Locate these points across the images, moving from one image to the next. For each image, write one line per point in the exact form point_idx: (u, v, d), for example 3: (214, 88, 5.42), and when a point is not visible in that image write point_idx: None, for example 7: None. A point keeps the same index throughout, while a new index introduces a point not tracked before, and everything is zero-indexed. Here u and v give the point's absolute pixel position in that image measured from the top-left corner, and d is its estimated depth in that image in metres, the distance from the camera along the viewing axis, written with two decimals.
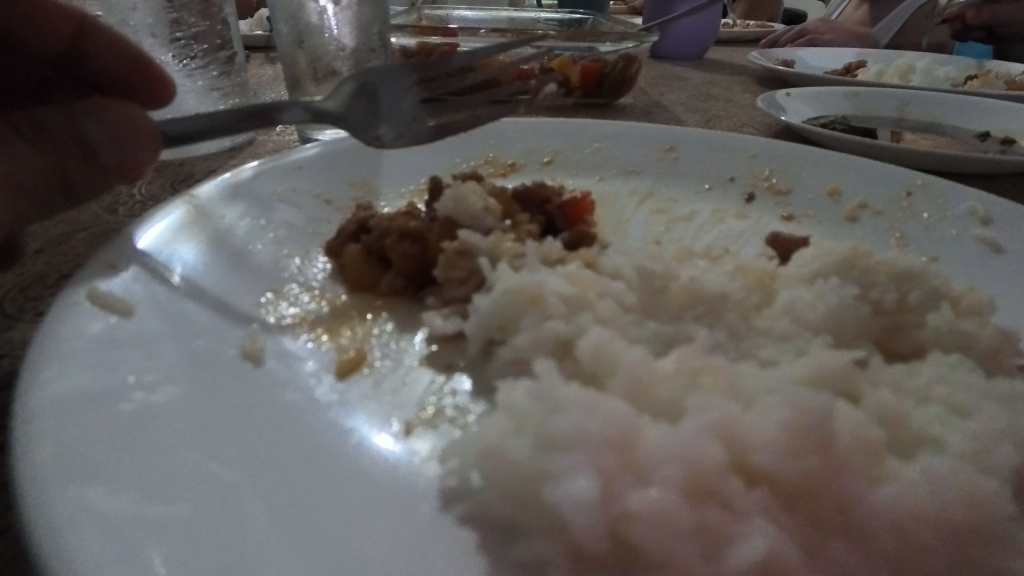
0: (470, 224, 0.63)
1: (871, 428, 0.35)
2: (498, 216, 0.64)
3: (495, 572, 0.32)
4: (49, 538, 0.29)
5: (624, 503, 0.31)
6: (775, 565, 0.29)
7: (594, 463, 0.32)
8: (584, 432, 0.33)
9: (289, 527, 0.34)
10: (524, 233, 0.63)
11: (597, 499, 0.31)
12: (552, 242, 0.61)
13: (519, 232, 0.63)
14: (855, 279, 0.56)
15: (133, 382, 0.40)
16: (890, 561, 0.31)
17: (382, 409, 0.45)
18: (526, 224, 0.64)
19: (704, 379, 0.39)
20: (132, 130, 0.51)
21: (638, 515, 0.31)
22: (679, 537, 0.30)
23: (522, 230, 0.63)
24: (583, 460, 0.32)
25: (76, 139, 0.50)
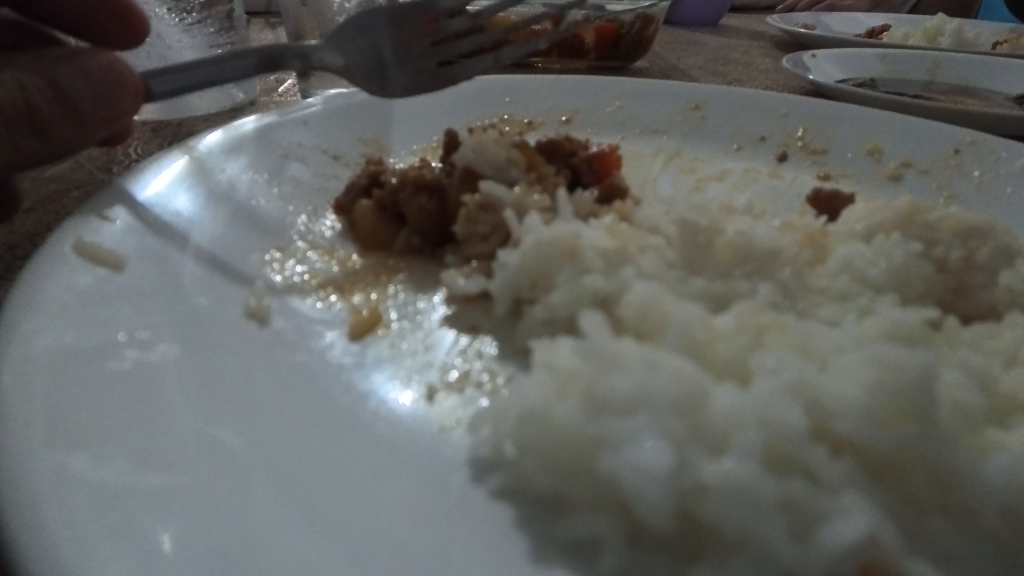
0: (492, 176, 0.58)
1: (968, 392, 0.31)
2: (522, 167, 0.58)
3: (541, 554, 0.28)
4: (24, 510, 0.25)
5: (692, 474, 0.27)
6: (875, 549, 0.25)
7: (656, 428, 0.28)
8: (644, 392, 0.29)
9: (302, 500, 0.30)
10: (551, 187, 0.58)
11: (662, 472, 0.27)
12: (581, 197, 0.56)
13: (546, 185, 0.58)
14: (915, 235, 0.51)
15: (125, 339, 0.36)
16: (1000, 544, 0.27)
17: (402, 373, 0.41)
18: (553, 175, 0.59)
19: (769, 340, 0.35)
20: (115, 80, 0.46)
21: (708, 488, 0.27)
22: (760, 514, 0.26)
23: (550, 183, 0.58)
24: (643, 425, 0.28)
25: (51, 84, 0.43)
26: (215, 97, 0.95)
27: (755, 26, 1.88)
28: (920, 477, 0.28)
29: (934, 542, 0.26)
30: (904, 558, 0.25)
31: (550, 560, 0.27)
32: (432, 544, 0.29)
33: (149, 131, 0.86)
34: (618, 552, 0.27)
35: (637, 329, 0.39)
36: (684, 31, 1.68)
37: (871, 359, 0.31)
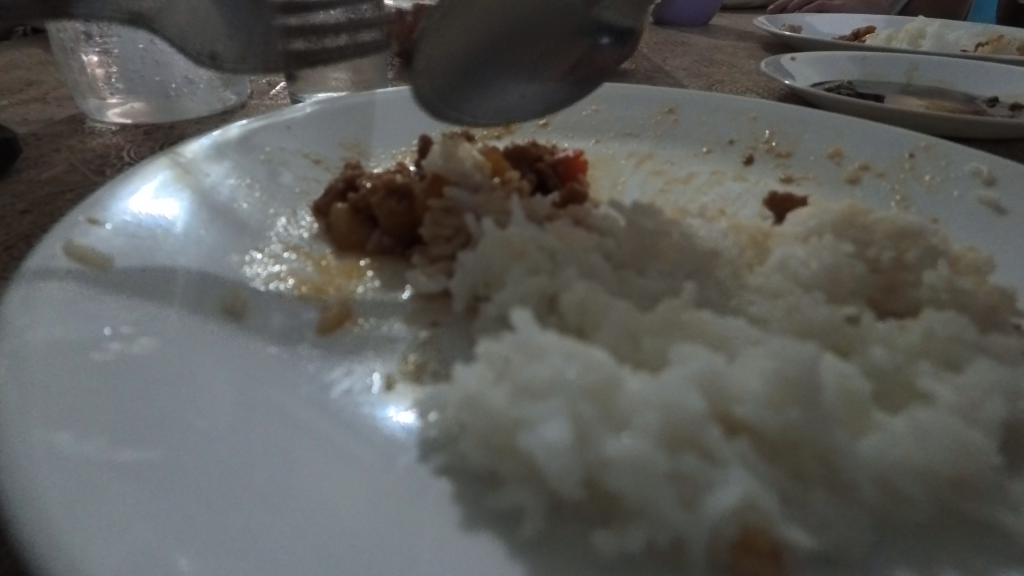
0: (458, 181, 0.61)
1: (857, 381, 0.35)
2: (487, 173, 0.63)
3: (470, 521, 0.31)
4: (18, 479, 0.29)
5: (600, 451, 0.31)
6: (750, 514, 0.29)
7: (572, 411, 0.33)
8: (562, 380, 0.34)
9: (266, 473, 0.34)
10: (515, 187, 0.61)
11: (573, 447, 0.31)
12: (542, 201, 0.60)
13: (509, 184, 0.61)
14: (851, 237, 0.55)
15: (109, 333, 0.40)
16: (872, 513, 0.31)
17: (364, 364, 0.45)
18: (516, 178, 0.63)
19: (690, 334, 0.38)
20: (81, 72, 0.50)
21: (614, 462, 0.31)
22: (656, 485, 0.30)
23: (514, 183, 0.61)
24: (561, 407, 0.33)
25: None
26: (206, 100, 0.98)
27: (744, 27, 1.90)
28: (805, 455, 0.32)
29: (811, 510, 0.30)
30: (778, 522, 0.29)
31: (478, 527, 0.31)
32: (378, 512, 0.32)
33: (142, 133, 0.90)
34: (536, 518, 0.31)
35: (577, 324, 0.43)
36: (672, 33, 1.71)
37: (771, 351, 0.35)
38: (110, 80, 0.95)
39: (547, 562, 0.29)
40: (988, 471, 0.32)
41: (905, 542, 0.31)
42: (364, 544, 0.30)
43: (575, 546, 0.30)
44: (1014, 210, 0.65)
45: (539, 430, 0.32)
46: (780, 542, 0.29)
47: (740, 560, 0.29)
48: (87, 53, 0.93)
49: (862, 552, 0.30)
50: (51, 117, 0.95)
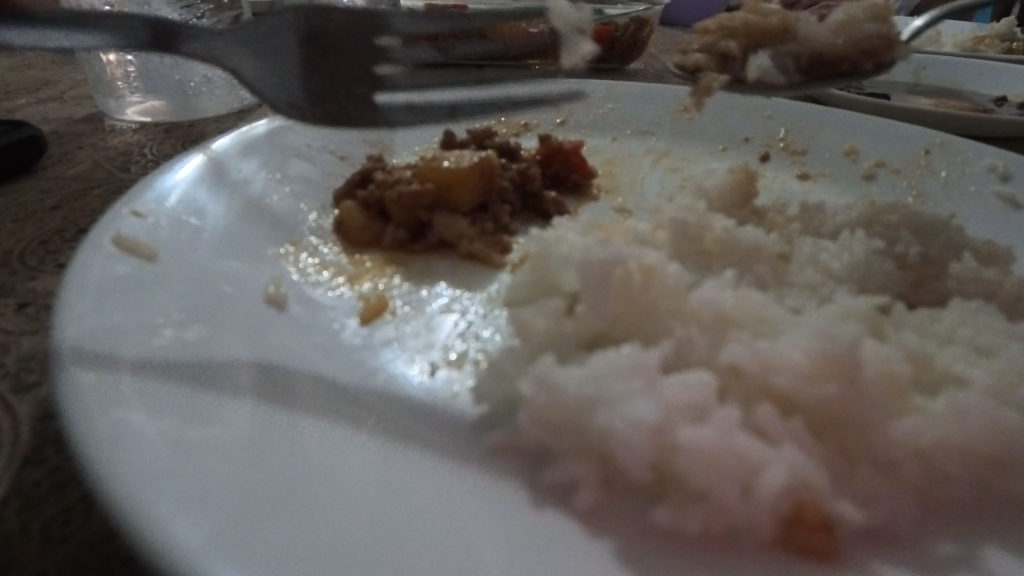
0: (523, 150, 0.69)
1: (896, 363, 0.36)
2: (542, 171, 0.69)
3: (529, 496, 0.33)
4: (92, 455, 0.30)
5: (672, 436, 0.33)
6: (802, 489, 0.31)
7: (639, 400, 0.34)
8: (622, 368, 0.36)
9: (328, 455, 0.35)
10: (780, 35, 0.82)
11: (640, 436, 0.33)
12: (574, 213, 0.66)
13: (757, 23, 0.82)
14: (876, 233, 0.56)
15: (162, 321, 0.41)
16: (916, 489, 0.33)
17: (406, 352, 0.46)
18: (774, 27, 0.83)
19: (730, 320, 0.40)
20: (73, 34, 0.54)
21: (685, 449, 0.32)
22: (716, 468, 0.32)
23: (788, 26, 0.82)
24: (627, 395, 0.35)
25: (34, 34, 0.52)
26: (225, 99, 0.98)
27: (750, 27, 1.89)
28: (845, 431, 0.34)
29: (861, 487, 0.32)
30: (829, 498, 0.31)
31: (537, 503, 0.32)
32: (435, 490, 0.33)
33: (164, 132, 0.90)
34: (593, 494, 0.32)
35: None
36: (679, 33, 1.70)
37: (815, 332, 0.37)
38: (129, 81, 0.96)
39: (608, 538, 0.30)
40: None
41: (950, 519, 0.32)
42: (427, 520, 0.31)
43: (633, 524, 0.31)
44: None
45: (610, 421, 0.34)
46: (833, 517, 0.31)
47: (793, 534, 0.30)
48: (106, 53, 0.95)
49: (910, 529, 0.31)
50: (71, 116, 0.95)
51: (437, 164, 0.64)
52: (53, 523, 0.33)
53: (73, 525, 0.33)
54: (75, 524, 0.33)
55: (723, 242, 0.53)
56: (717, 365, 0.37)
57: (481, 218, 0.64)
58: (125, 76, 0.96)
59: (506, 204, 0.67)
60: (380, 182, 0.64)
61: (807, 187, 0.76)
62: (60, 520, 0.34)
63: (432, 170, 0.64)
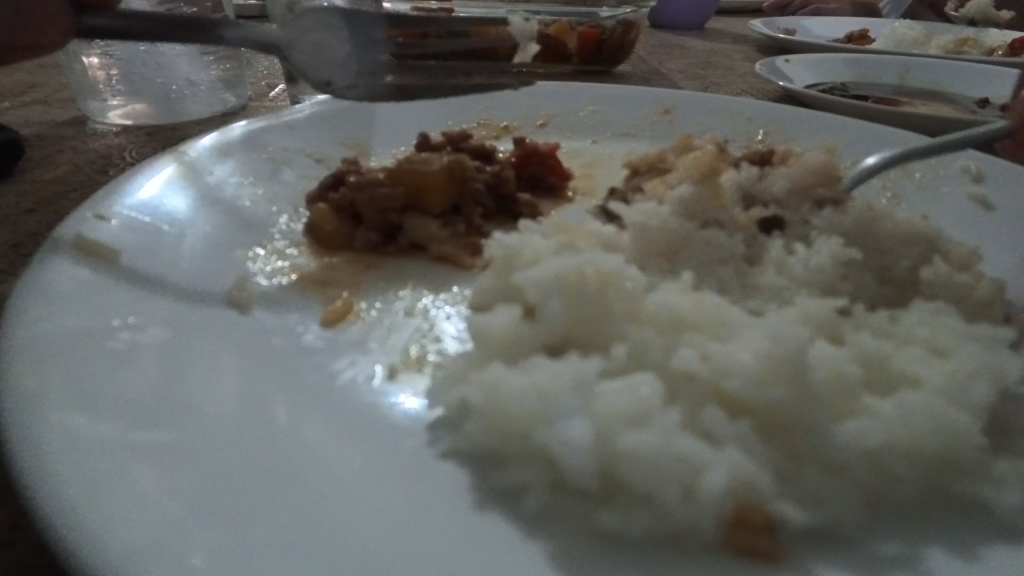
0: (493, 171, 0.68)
1: (847, 365, 0.36)
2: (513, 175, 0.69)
3: (478, 499, 0.33)
4: (38, 460, 0.30)
5: (615, 444, 0.33)
6: (745, 491, 0.31)
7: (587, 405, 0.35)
8: (573, 373, 0.36)
9: (280, 460, 0.35)
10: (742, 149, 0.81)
11: (586, 438, 0.33)
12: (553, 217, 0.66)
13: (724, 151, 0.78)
14: (845, 237, 0.55)
15: (121, 323, 0.41)
16: (861, 489, 0.33)
17: (369, 355, 0.46)
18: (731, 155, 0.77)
19: (687, 321, 0.40)
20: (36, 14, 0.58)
21: (628, 454, 0.32)
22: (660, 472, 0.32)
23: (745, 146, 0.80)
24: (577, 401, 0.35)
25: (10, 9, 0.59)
26: (208, 102, 0.98)
27: (740, 30, 1.90)
28: (792, 433, 0.34)
29: (805, 489, 0.32)
30: (772, 499, 0.31)
31: (486, 506, 0.33)
32: (385, 496, 0.33)
33: (144, 135, 0.90)
34: (539, 497, 0.32)
35: None
36: (670, 36, 1.71)
37: (767, 333, 0.37)
38: (111, 83, 0.96)
39: (552, 539, 0.31)
40: (975, 450, 0.34)
41: (895, 519, 0.32)
42: (373, 525, 0.31)
43: (579, 527, 0.31)
44: (1003, 207, 0.66)
45: (560, 427, 0.34)
46: (776, 518, 0.31)
47: (735, 536, 0.30)
48: (88, 55, 0.93)
49: (854, 530, 0.31)
50: (52, 119, 0.95)
51: (410, 167, 0.64)
52: (2, 526, 0.34)
53: (21, 528, 0.33)
54: (23, 527, 0.33)
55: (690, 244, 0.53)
56: (668, 369, 0.37)
57: (453, 221, 0.64)
58: (107, 78, 0.96)
59: (480, 207, 0.67)
60: (352, 185, 0.64)
61: None
62: (9, 523, 0.34)
63: (405, 173, 0.64)
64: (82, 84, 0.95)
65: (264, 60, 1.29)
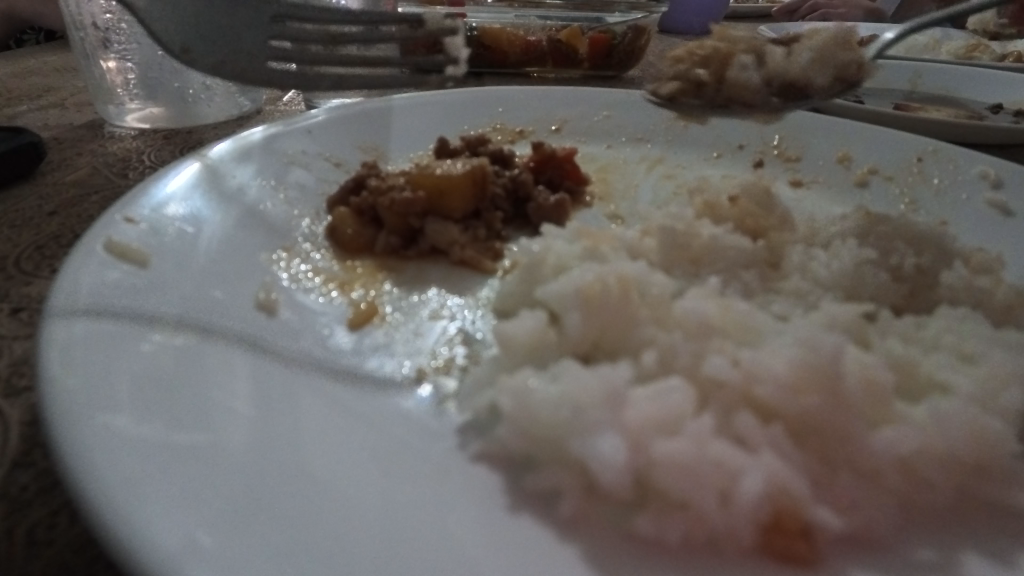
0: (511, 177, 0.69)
1: (878, 371, 0.36)
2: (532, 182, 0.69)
3: (512, 502, 0.33)
4: (79, 460, 0.31)
5: (648, 452, 0.33)
6: (779, 496, 0.31)
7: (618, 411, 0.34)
8: (603, 378, 0.36)
9: (312, 463, 0.35)
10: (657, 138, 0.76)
11: (620, 443, 0.33)
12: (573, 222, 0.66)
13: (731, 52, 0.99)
14: (871, 245, 0.54)
15: (152, 325, 0.42)
16: (896, 495, 0.33)
17: (394, 357, 0.46)
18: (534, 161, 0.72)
19: (716, 326, 0.40)
20: None
21: (661, 461, 0.32)
22: (695, 479, 0.32)
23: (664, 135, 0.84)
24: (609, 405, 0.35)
25: None
26: (223, 105, 0.99)
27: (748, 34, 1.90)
28: (825, 439, 0.34)
29: (840, 494, 0.32)
30: (808, 504, 0.31)
31: (521, 508, 0.33)
32: (421, 499, 0.33)
33: (162, 139, 0.91)
34: (574, 499, 0.32)
35: None
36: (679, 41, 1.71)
37: (797, 340, 0.37)
38: (129, 87, 0.97)
39: (586, 541, 0.31)
40: (1008, 457, 0.34)
41: (931, 525, 0.32)
42: (409, 528, 0.31)
43: (615, 531, 0.31)
44: (1022, 213, 0.66)
45: (592, 433, 0.34)
46: (813, 523, 0.31)
47: (772, 540, 0.30)
48: (106, 60, 0.95)
49: (891, 535, 0.31)
50: (71, 122, 0.96)
51: (430, 172, 0.64)
52: (40, 525, 0.34)
53: (58, 528, 0.34)
54: (60, 527, 0.34)
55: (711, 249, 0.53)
56: (698, 375, 0.37)
57: (473, 225, 0.64)
58: (125, 83, 0.97)
59: (499, 211, 0.67)
60: (373, 189, 0.64)
61: (799, 194, 0.75)
62: (47, 523, 0.34)
63: (426, 178, 0.64)
64: (101, 88, 0.96)
65: None
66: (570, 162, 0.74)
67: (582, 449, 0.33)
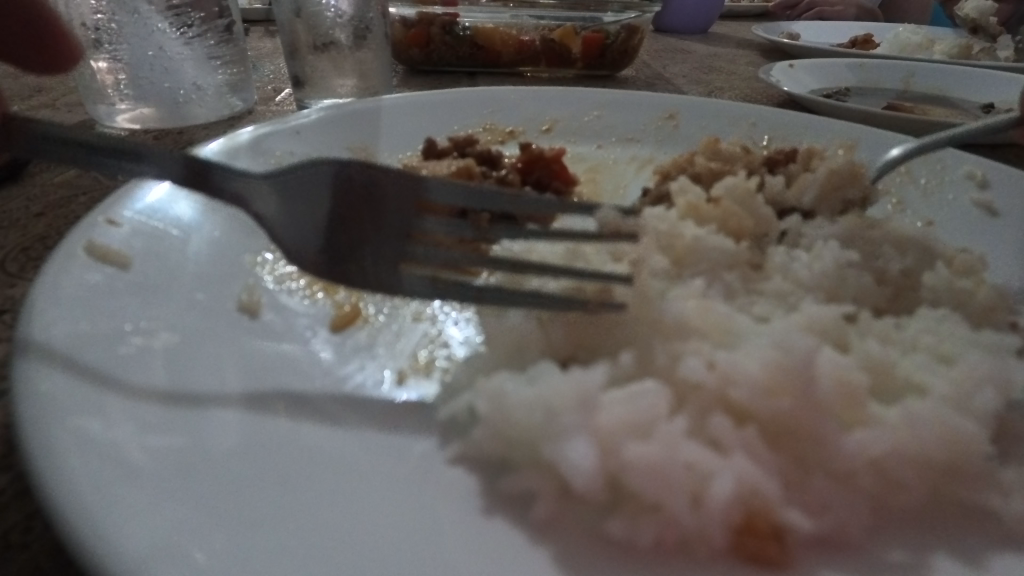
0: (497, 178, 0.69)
1: (853, 372, 0.36)
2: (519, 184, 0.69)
3: (487, 505, 0.33)
4: (49, 465, 0.31)
5: (621, 456, 0.33)
6: (750, 498, 0.31)
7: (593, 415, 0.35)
8: (579, 381, 0.36)
9: (287, 465, 0.35)
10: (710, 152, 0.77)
11: (593, 446, 0.33)
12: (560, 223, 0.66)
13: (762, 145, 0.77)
14: (854, 246, 0.54)
15: (131, 328, 0.42)
16: (867, 496, 0.33)
17: (376, 360, 0.46)
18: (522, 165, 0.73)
19: (695, 327, 0.40)
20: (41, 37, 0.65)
21: (633, 465, 0.32)
22: (666, 482, 0.32)
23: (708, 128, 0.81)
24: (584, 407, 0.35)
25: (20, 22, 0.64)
26: (214, 106, 0.99)
27: (742, 34, 1.90)
28: (798, 440, 0.34)
29: (812, 495, 0.32)
30: (779, 506, 0.31)
31: (495, 511, 0.33)
32: (395, 503, 0.33)
33: (151, 139, 0.91)
34: (547, 502, 0.32)
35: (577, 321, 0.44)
36: (673, 40, 1.71)
37: (773, 341, 0.37)
38: (118, 87, 0.96)
39: (558, 544, 0.31)
40: (981, 458, 0.34)
41: (902, 526, 0.32)
42: (381, 532, 0.31)
43: (587, 535, 0.31)
44: (1008, 214, 0.66)
45: (567, 437, 0.34)
46: (783, 525, 0.31)
47: (742, 542, 0.31)
48: (97, 60, 0.95)
49: (861, 537, 0.31)
50: (61, 122, 0.96)
51: (417, 173, 0.64)
52: (15, 529, 0.34)
53: (33, 532, 0.34)
54: (35, 530, 0.34)
55: (695, 249, 0.53)
56: (675, 377, 0.37)
57: (460, 226, 0.64)
58: (116, 83, 0.97)
59: (486, 211, 0.67)
60: None
61: (787, 193, 0.75)
62: (22, 525, 0.34)
63: (412, 180, 0.64)
64: (91, 89, 0.96)
65: (269, 65, 1.30)
66: (558, 164, 0.74)
67: (556, 452, 0.33)
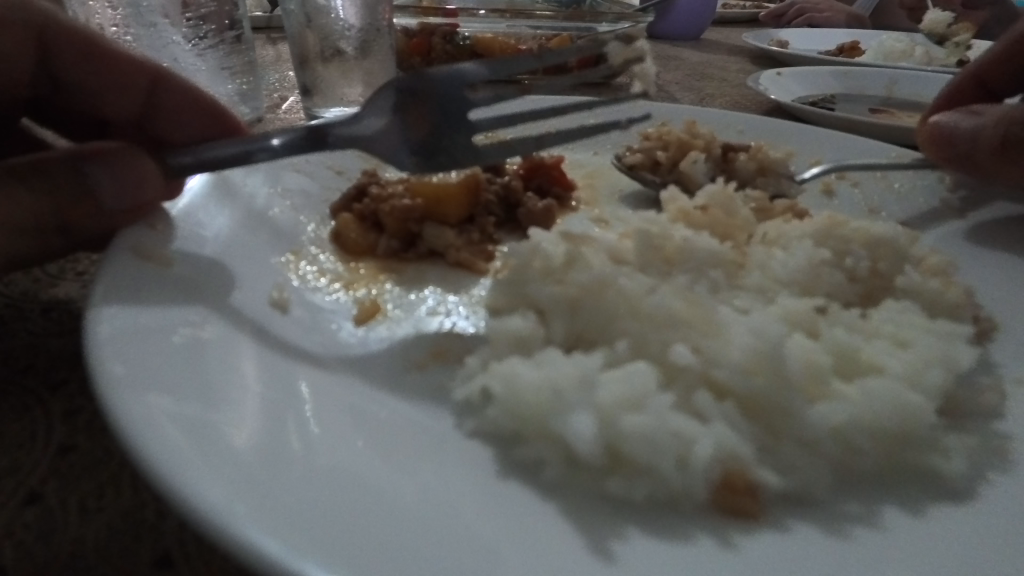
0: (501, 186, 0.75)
1: (818, 355, 0.42)
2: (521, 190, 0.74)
3: (501, 469, 0.38)
4: (128, 429, 0.34)
5: (618, 426, 0.38)
6: (728, 460, 0.37)
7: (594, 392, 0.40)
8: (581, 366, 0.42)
9: (329, 435, 0.39)
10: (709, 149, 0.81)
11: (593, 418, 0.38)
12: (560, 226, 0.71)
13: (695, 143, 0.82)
14: (829, 247, 0.59)
15: (182, 317, 0.45)
16: (829, 459, 0.38)
17: (398, 349, 0.51)
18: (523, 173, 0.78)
19: (683, 318, 0.45)
20: (137, 176, 0.52)
21: (630, 434, 0.37)
22: (659, 447, 0.37)
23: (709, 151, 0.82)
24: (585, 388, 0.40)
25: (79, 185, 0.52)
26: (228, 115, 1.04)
27: (733, 41, 1.96)
28: (769, 414, 0.40)
29: (781, 459, 0.38)
30: (752, 466, 0.37)
31: (508, 474, 0.38)
32: (427, 468, 0.38)
33: None
34: (556, 466, 0.38)
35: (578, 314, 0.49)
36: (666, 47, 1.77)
37: (749, 330, 0.43)
38: None
39: (566, 501, 0.36)
40: (929, 427, 0.39)
41: (859, 485, 0.38)
42: (419, 488, 0.36)
43: (591, 495, 0.36)
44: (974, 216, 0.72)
45: (571, 411, 0.39)
46: (755, 482, 0.36)
47: (721, 496, 0.36)
48: None
49: (824, 492, 0.37)
50: None
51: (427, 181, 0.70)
52: (93, 495, 0.41)
53: (106, 497, 0.40)
54: (107, 498, 0.40)
55: (683, 249, 0.58)
56: (664, 361, 0.42)
57: (467, 229, 0.70)
58: None
59: (491, 216, 0.72)
60: (374, 196, 0.70)
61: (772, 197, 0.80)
62: (97, 492, 0.41)
63: (424, 187, 0.69)
64: None
65: (276, 74, 1.35)
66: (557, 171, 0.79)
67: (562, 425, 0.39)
